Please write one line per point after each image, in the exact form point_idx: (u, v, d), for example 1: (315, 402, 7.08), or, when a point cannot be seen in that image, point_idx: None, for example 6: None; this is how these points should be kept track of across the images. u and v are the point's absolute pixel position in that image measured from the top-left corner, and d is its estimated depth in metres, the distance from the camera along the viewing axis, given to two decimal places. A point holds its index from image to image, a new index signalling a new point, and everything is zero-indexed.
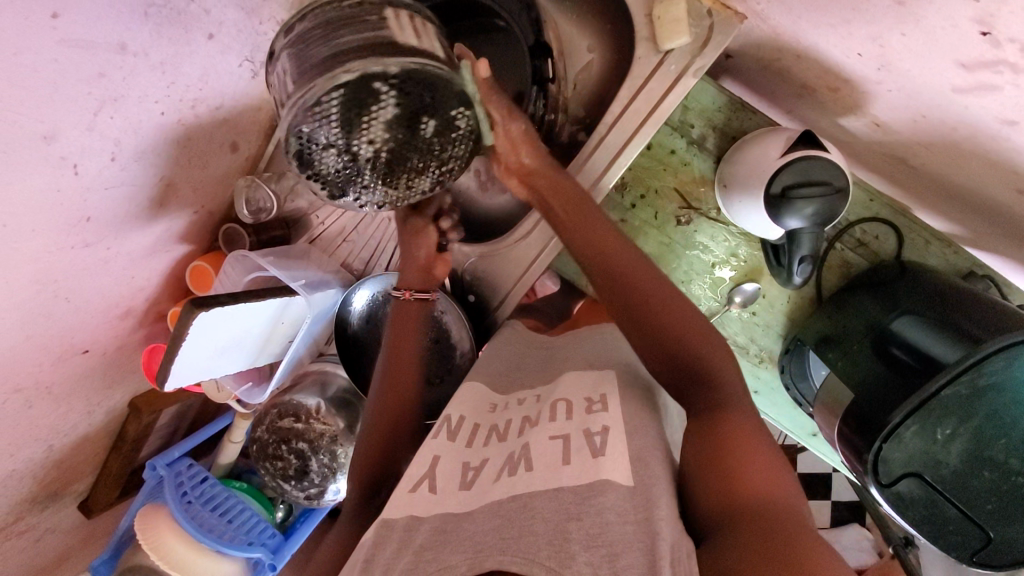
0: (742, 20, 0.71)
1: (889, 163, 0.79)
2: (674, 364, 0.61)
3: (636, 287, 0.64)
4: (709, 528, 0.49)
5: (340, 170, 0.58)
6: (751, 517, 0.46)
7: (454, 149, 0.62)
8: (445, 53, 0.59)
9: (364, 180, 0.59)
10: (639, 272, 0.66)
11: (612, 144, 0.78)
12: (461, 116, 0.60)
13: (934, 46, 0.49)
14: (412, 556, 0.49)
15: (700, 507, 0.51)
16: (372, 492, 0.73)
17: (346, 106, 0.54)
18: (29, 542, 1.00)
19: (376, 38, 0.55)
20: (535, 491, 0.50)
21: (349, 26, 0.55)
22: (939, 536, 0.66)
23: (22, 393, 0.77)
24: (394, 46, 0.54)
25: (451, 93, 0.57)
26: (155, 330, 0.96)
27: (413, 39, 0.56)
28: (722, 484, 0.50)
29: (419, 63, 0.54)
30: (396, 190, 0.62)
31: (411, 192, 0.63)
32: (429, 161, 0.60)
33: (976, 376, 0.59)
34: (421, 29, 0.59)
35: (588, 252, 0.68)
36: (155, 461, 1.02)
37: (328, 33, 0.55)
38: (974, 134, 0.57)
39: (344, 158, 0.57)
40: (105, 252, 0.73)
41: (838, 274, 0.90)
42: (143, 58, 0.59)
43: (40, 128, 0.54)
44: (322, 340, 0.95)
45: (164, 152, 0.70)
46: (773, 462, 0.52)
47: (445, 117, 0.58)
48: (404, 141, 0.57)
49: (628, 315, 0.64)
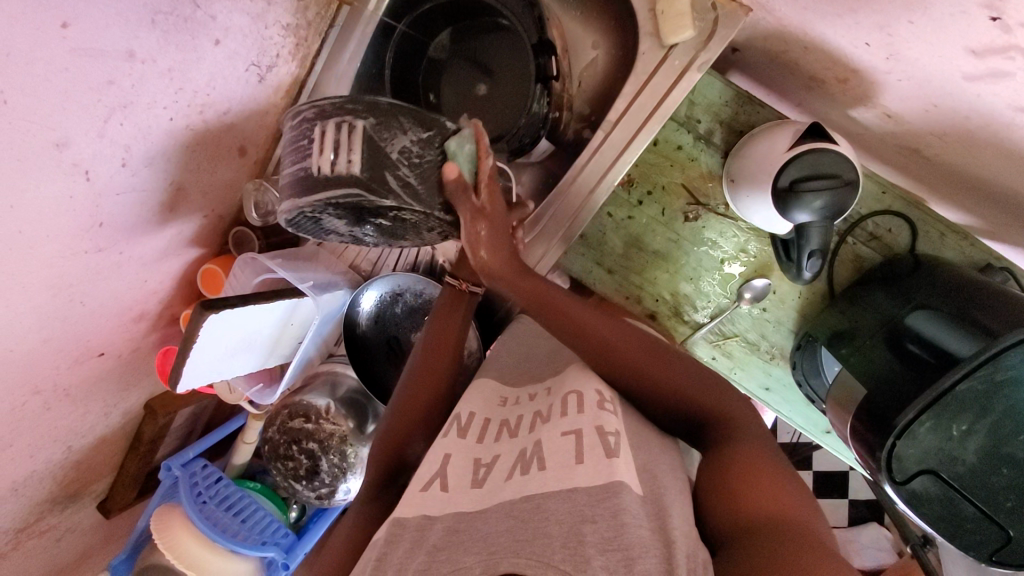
0: (747, 13, 0.70)
1: (902, 154, 0.77)
2: (646, 388, 0.63)
3: (612, 349, 0.65)
4: (720, 534, 0.49)
5: (352, 240, 0.72)
6: (763, 523, 0.46)
7: (428, 221, 0.66)
8: (366, 162, 0.60)
9: (375, 241, 0.72)
10: (615, 340, 0.66)
11: (602, 163, 0.78)
12: (405, 212, 0.62)
13: (944, 34, 0.48)
14: (425, 556, 0.49)
15: (715, 512, 0.51)
16: (391, 476, 0.69)
17: (309, 223, 0.66)
18: (50, 541, 1.02)
19: (305, 167, 0.62)
20: (548, 492, 0.50)
21: (297, 147, 0.63)
22: (956, 534, 0.64)
23: (41, 395, 0.78)
24: (309, 180, 0.61)
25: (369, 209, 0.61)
26: (169, 333, 0.98)
27: (329, 160, 0.60)
28: (736, 492, 0.51)
29: (325, 197, 0.60)
30: (412, 240, 0.71)
31: (425, 238, 0.71)
32: (413, 230, 0.67)
33: (993, 370, 0.58)
34: (347, 137, 0.60)
35: (566, 332, 0.68)
36: (170, 461, 1.03)
37: (291, 149, 0.64)
38: (988, 123, 0.55)
39: (344, 237, 0.70)
40: (118, 256, 0.74)
41: (850, 269, 0.89)
42: (151, 65, 0.60)
43: (53, 135, 0.55)
44: (332, 341, 0.97)
45: (174, 157, 0.71)
46: (781, 479, 0.51)
47: (387, 216, 0.63)
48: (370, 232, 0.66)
49: (613, 365, 0.65)
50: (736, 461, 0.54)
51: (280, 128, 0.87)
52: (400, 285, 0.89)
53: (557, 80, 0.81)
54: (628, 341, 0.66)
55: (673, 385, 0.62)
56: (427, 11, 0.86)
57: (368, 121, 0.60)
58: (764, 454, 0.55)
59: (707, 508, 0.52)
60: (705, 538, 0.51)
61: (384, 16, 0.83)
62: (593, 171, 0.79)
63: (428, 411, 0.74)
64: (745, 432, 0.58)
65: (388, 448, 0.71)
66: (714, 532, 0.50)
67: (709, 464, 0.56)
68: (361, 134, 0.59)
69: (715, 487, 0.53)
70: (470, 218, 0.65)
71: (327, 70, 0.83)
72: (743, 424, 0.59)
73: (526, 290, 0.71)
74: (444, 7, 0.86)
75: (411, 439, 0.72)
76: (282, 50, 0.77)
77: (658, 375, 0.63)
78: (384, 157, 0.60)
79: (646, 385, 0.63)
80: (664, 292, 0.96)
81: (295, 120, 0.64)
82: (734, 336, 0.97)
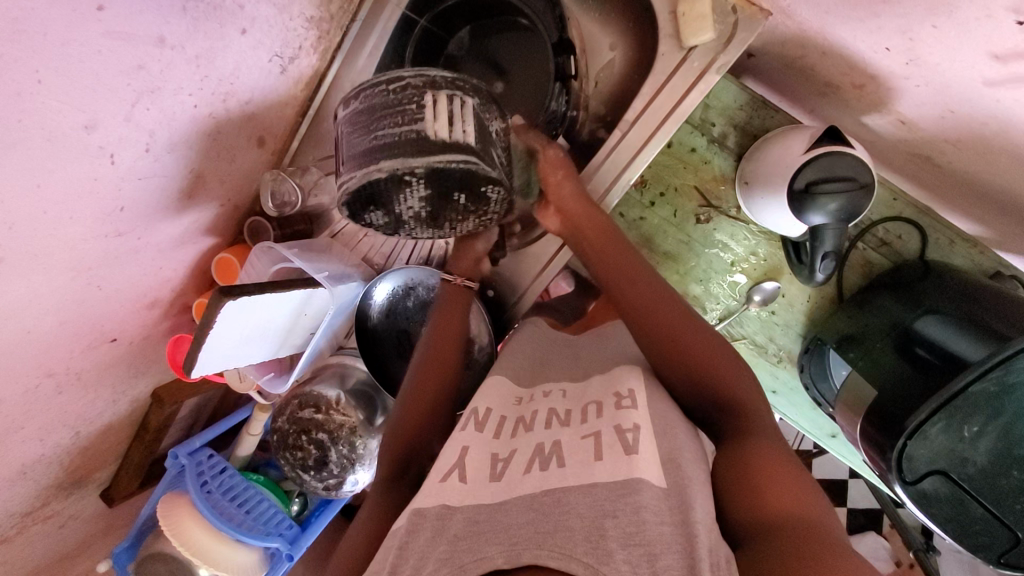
0: (766, 17, 0.71)
1: (915, 163, 0.78)
2: (660, 344, 0.65)
3: (653, 314, 0.67)
4: (740, 530, 0.50)
5: (388, 225, 0.66)
6: (786, 524, 0.47)
7: (491, 208, 0.66)
8: (477, 136, 0.61)
9: (410, 230, 0.67)
10: (662, 308, 0.68)
11: (620, 159, 0.79)
12: (492, 190, 0.63)
13: (967, 38, 0.49)
14: (447, 545, 0.49)
15: (734, 508, 0.52)
16: (401, 469, 0.71)
17: (381, 192, 0.60)
18: (54, 527, 1.02)
19: (410, 133, 0.59)
20: (568, 486, 0.50)
21: (391, 113, 0.59)
22: (964, 536, 0.64)
23: (54, 378, 0.79)
24: (423, 143, 0.58)
25: (475, 181, 0.61)
26: (180, 321, 0.98)
27: (445, 128, 0.59)
28: (757, 491, 0.51)
29: (443, 161, 0.58)
30: (442, 233, 0.69)
31: (454, 233, 0.70)
32: (468, 217, 0.66)
33: (1005, 373, 0.59)
34: (459, 111, 0.60)
35: (623, 284, 0.70)
36: (177, 449, 1.04)
37: (374, 117, 0.60)
38: (1004, 130, 0.56)
39: (388, 219, 0.64)
40: (136, 241, 0.75)
41: (859, 274, 0.90)
42: (180, 51, 0.61)
43: (82, 117, 0.56)
44: (342, 334, 0.97)
45: (196, 144, 0.72)
46: (796, 477, 0.52)
47: (475, 191, 0.62)
48: (437, 210, 0.63)
49: (643, 325, 0.67)
50: (755, 459, 0.54)
51: (298, 119, 0.88)
52: (413, 279, 0.89)
53: (576, 79, 0.85)
54: (657, 296, 0.69)
55: (696, 362, 0.64)
56: (447, 9, 0.87)
57: (475, 101, 0.62)
58: (780, 455, 0.55)
59: (727, 508, 0.52)
60: (726, 535, 0.51)
61: (407, 10, 0.83)
62: (613, 163, 0.80)
63: (438, 403, 0.75)
64: (758, 430, 0.58)
65: (400, 445, 0.72)
66: (732, 528, 0.51)
67: (726, 460, 0.56)
68: (472, 110, 0.61)
69: (731, 483, 0.53)
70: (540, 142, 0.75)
71: (348, 63, 0.84)
72: (757, 422, 0.60)
73: (593, 236, 0.73)
74: (464, 5, 0.87)
75: (427, 435, 0.74)
76: (304, 41, 0.78)
77: (668, 323, 0.66)
78: (488, 134, 0.63)
79: (661, 340, 0.65)
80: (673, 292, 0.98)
81: (384, 88, 0.60)
82: (742, 338, 1.00)
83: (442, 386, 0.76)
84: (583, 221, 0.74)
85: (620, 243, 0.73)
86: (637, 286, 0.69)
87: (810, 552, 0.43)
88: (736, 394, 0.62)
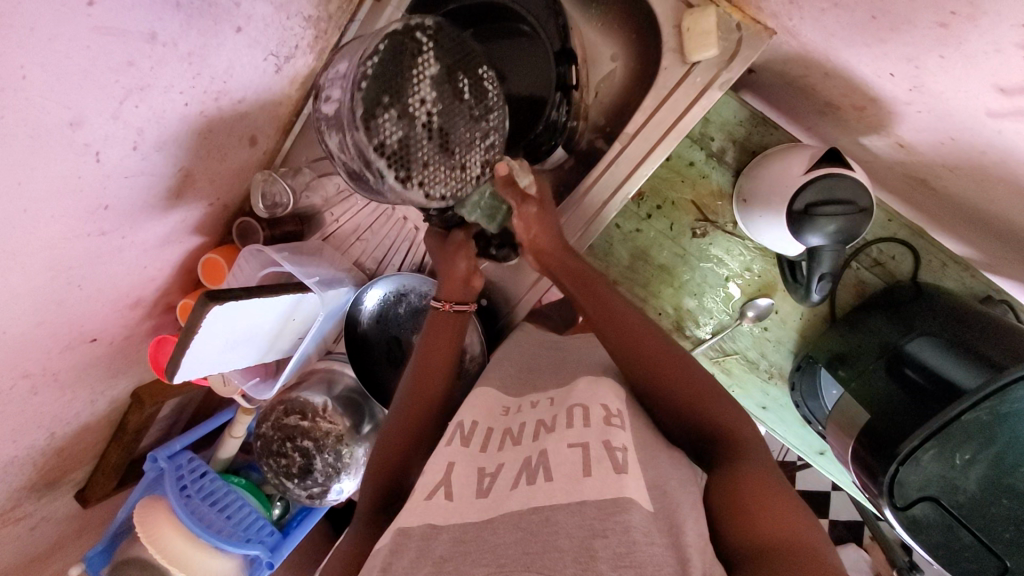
0: (771, 36, 0.71)
1: (911, 185, 0.78)
2: (637, 378, 0.66)
3: (638, 346, 0.67)
4: (732, 559, 0.49)
5: (401, 138, 0.63)
6: (781, 547, 0.46)
7: (494, 118, 0.70)
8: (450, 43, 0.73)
9: (424, 152, 0.65)
10: (647, 337, 0.68)
11: (594, 204, 0.80)
12: (489, 80, 0.69)
13: (973, 69, 0.49)
14: (431, 567, 0.48)
15: (729, 534, 0.51)
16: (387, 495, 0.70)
17: (390, 64, 0.63)
18: (24, 530, 0.98)
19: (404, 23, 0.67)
20: (556, 505, 0.49)
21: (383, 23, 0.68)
22: (952, 561, 0.64)
23: (29, 379, 0.76)
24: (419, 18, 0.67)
25: (472, 56, 0.68)
26: (163, 321, 0.96)
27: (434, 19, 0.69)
28: (755, 517, 0.50)
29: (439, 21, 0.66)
30: (454, 166, 0.68)
31: (466, 169, 0.69)
32: (475, 131, 0.68)
33: (998, 403, 0.59)
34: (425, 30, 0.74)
35: (600, 321, 0.70)
36: (156, 452, 1.01)
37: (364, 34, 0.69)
38: (1002, 160, 0.57)
39: (400, 126, 0.63)
40: (120, 240, 0.72)
41: (852, 294, 0.91)
42: (172, 49, 0.59)
43: (67, 114, 0.53)
44: (331, 339, 0.95)
45: (186, 142, 0.70)
46: (791, 504, 0.52)
47: (477, 77, 0.68)
48: (448, 105, 0.65)
49: (627, 355, 0.67)
50: (744, 477, 0.55)
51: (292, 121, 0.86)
52: (405, 286, 0.87)
53: (577, 90, 0.85)
54: (641, 329, 0.69)
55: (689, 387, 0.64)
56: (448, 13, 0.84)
57: None
58: (771, 479, 0.55)
59: (722, 535, 0.51)
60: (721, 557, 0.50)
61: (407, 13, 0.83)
62: (576, 221, 0.81)
63: (424, 424, 0.74)
64: (754, 456, 0.58)
65: (387, 466, 0.72)
66: (726, 548, 0.50)
67: (718, 481, 0.56)
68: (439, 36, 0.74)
69: (728, 510, 0.53)
70: (519, 202, 0.73)
71: None
72: (748, 446, 0.59)
73: (575, 275, 0.74)
74: (469, 11, 0.84)
75: (407, 455, 0.73)
76: (301, 41, 0.77)
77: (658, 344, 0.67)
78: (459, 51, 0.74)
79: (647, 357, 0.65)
80: (667, 305, 0.97)
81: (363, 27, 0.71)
82: (734, 353, 0.99)
83: (429, 408, 0.75)
84: (559, 268, 0.75)
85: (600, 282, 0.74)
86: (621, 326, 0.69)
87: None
88: (728, 415, 0.62)
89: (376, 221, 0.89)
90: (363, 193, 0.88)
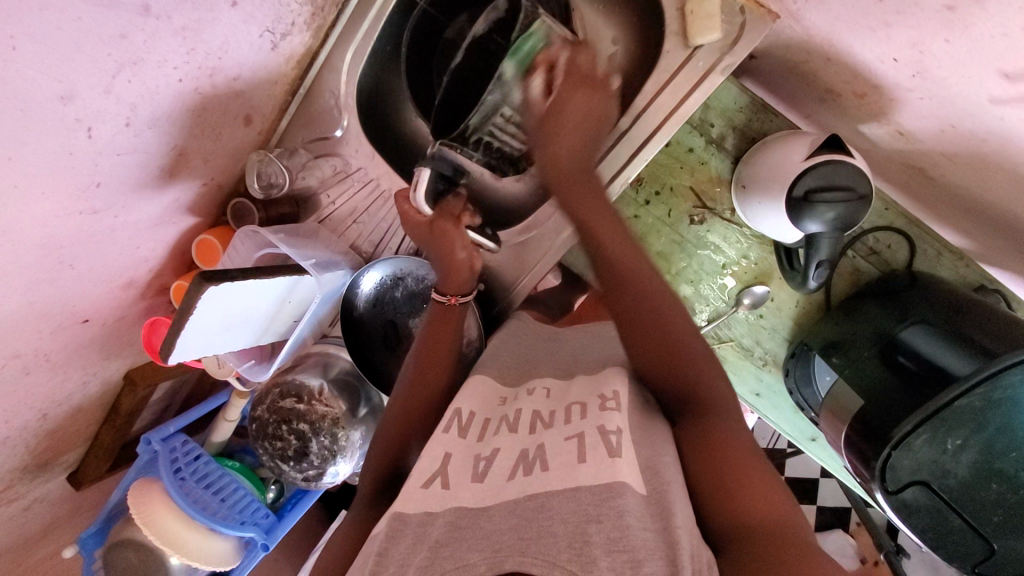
0: (775, 19, 0.70)
1: (907, 174, 0.79)
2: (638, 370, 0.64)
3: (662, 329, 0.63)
4: (719, 536, 0.48)
5: None
6: (772, 529, 0.46)
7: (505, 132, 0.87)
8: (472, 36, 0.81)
9: None
10: (676, 321, 0.63)
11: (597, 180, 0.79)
12: None
13: (978, 54, 0.48)
14: (427, 553, 0.48)
15: (714, 510, 0.50)
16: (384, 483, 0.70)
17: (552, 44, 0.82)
18: (16, 511, 0.98)
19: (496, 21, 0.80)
20: (551, 491, 0.50)
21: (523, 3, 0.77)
22: (941, 544, 0.66)
23: (21, 359, 0.75)
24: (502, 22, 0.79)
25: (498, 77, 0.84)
26: (157, 303, 0.95)
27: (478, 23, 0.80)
28: (739, 490, 0.50)
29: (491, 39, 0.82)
30: None
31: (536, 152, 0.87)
32: None
33: (991, 389, 0.60)
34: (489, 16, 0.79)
35: (629, 279, 0.64)
36: (149, 435, 1.02)
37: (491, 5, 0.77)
38: (1002, 147, 0.56)
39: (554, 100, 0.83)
40: (112, 219, 0.71)
41: (848, 282, 0.91)
42: (165, 22, 0.58)
43: (58, 87, 0.52)
44: (327, 322, 0.95)
45: (180, 120, 0.69)
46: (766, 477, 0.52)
47: None
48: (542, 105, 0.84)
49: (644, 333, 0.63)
50: (725, 446, 0.54)
51: (288, 101, 0.86)
52: (402, 269, 0.86)
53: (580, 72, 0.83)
54: (675, 311, 0.64)
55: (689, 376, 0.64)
56: None
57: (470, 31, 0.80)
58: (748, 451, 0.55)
59: (706, 509, 0.51)
60: (707, 541, 0.50)
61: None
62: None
63: (422, 413, 0.74)
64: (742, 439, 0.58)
65: (385, 452, 0.72)
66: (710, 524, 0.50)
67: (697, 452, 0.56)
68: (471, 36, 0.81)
69: (711, 484, 0.52)
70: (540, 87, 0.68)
71: (341, 43, 0.82)
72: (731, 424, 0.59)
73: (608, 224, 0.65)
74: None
75: (405, 439, 0.73)
76: (298, 17, 0.76)
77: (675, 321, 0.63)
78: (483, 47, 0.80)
79: (647, 342, 0.63)
80: None
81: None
82: (729, 341, 1.00)
83: (429, 396, 0.75)
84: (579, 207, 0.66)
85: (619, 229, 0.66)
86: (639, 294, 0.64)
87: (786, 557, 0.43)
88: (710, 381, 0.62)
89: (373, 203, 0.88)
90: (360, 175, 0.87)
